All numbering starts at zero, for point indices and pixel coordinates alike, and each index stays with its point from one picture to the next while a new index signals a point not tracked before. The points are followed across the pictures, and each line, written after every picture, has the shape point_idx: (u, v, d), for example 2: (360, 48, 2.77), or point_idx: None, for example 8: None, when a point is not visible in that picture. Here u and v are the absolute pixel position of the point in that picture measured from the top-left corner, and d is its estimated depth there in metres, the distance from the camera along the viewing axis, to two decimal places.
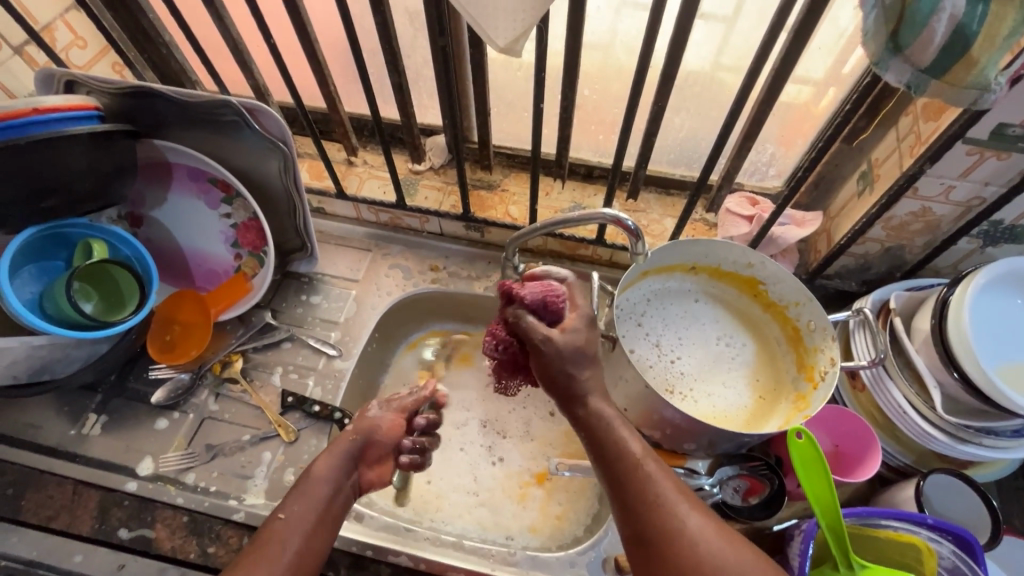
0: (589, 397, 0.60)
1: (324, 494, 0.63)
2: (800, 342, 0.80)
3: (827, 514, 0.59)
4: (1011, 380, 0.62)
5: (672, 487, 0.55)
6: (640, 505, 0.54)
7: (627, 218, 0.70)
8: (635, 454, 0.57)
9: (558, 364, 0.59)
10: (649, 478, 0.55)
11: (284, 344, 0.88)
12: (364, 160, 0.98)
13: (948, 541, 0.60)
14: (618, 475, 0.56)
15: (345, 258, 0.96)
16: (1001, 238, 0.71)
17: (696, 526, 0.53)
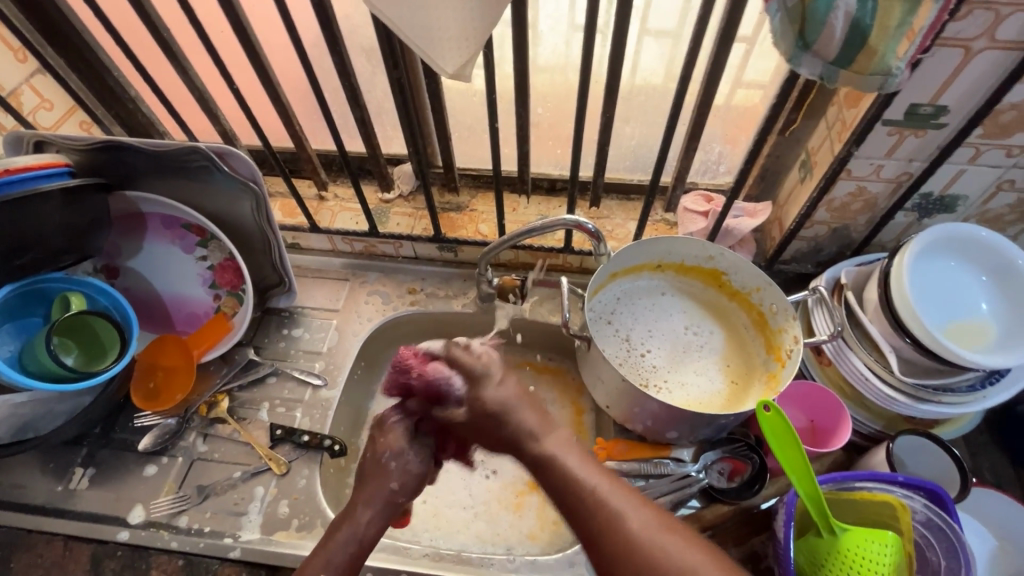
0: (529, 437, 0.62)
1: (362, 543, 0.63)
2: (765, 325, 0.84)
3: (803, 482, 0.61)
4: (960, 339, 0.66)
5: (617, 494, 0.56)
6: (586, 516, 0.56)
7: (588, 221, 0.75)
8: (574, 474, 0.58)
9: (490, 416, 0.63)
10: (598, 496, 0.56)
11: (269, 379, 0.89)
12: (334, 194, 1.01)
13: (920, 496, 0.63)
14: (581, 517, 0.56)
15: (324, 290, 0.99)
16: (933, 209, 0.76)
17: (640, 528, 0.53)
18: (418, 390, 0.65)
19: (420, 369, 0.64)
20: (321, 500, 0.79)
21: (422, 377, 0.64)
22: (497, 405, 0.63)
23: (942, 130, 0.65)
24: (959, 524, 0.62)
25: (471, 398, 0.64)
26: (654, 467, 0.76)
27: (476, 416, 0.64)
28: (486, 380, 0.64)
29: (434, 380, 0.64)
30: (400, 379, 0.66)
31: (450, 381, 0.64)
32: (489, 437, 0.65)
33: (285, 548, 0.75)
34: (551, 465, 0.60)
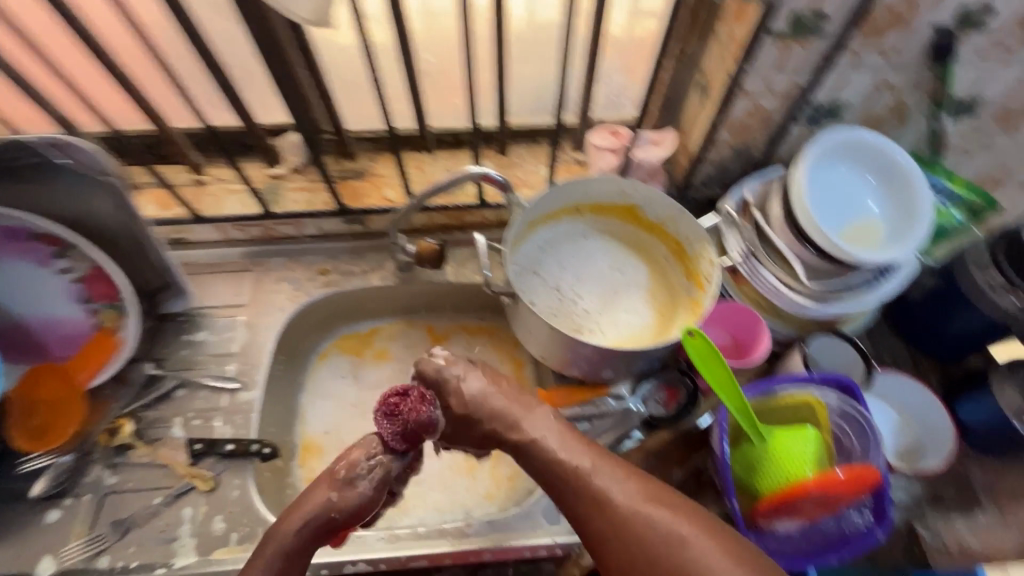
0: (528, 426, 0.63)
1: (289, 550, 0.60)
2: (683, 253, 0.86)
3: (732, 399, 0.64)
4: (856, 241, 0.70)
5: (625, 489, 0.57)
6: (593, 514, 0.56)
7: (495, 171, 0.72)
8: (581, 468, 0.59)
9: (467, 416, 0.65)
10: (581, 476, 0.58)
11: (177, 392, 0.80)
12: (215, 177, 0.90)
13: (834, 391, 0.68)
14: (573, 500, 0.58)
15: (223, 285, 0.90)
16: (824, 117, 0.78)
17: (623, 497, 0.56)
18: (409, 432, 0.67)
19: (413, 404, 0.67)
20: (260, 507, 0.73)
21: (415, 407, 0.66)
22: (486, 394, 0.65)
23: (824, 37, 0.66)
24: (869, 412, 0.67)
25: (450, 408, 0.66)
26: (595, 407, 0.78)
27: (457, 418, 0.66)
28: (471, 376, 0.66)
29: (418, 416, 0.66)
30: (394, 419, 0.67)
31: (433, 413, 0.67)
32: (482, 437, 0.66)
33: (227, 565, 0.69)
34: (552, 459, 0.60)
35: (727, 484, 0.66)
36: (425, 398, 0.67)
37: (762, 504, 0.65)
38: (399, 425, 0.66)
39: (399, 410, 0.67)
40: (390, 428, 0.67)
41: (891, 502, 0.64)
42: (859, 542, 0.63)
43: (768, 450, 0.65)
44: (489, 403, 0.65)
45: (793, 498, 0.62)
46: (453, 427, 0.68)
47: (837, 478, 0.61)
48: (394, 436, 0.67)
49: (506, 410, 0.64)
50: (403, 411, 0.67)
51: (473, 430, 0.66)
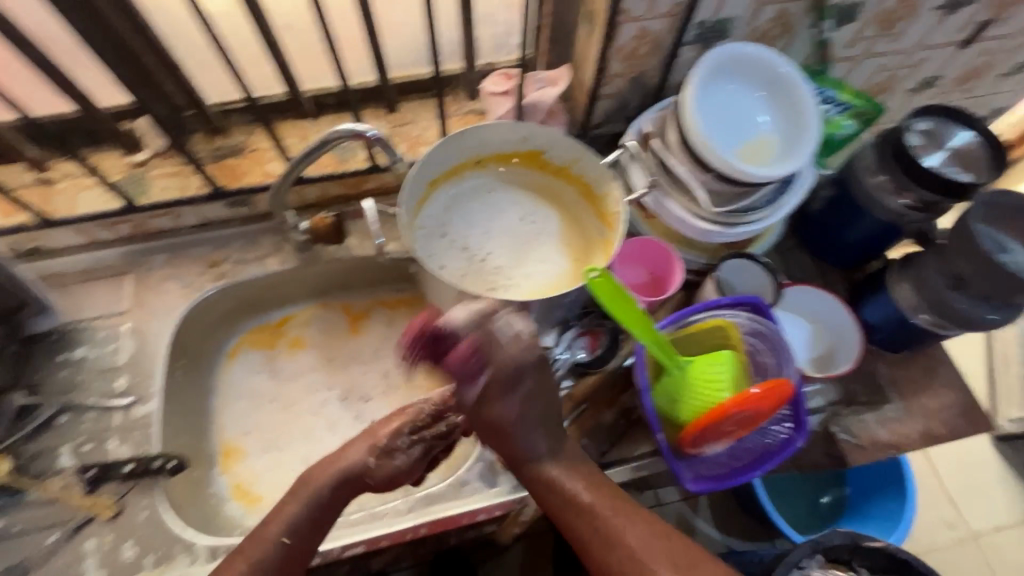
0: (536, 464, 0.63)
1: (315, 512, 0.61)
2: (592, 195, 0.83)
3: (647, 334, 0.63)
4: (752, 160, 0.69)
5: (616, 517, 0.59)
6: (584, 534, 0.60)
7: (367, 127, 0.66)
8: (577, 495, 0.61)
9: (503, 385, 0.60)
10: (566, 488, 0.62)
11: (60, 418, 0.72)
12: (64, 172, 0.80)
13: (744, 311, 0.69)
14: (560, 507, 0.62)
15: (98, 293, 0.80)
16: (712, 37, 0.76)
17: (606, 514, 0.60)
18: (437, 357, 0.61)
19: (454, 351, 0.58)
20: (173, 525, 0.67)
21: (455, 356, 0.58)
22: (518, 417, 0.62)
23: None
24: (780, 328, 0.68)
25: (491, 373, 0.59)
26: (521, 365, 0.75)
27: (496, 385, 0.59)
28: (517, 342, 0.59)
29: (455, 365, 0.58)
30: (424, 344, 0.60)
31: (478, 369, 0.59)
32: (495, 436, 0.64)
33: None
34: (548, 481, 0.62)
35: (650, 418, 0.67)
36: (468, 349, 0.58)
37: (684, 431, 0.65)
38: (427, 349, 0.60)
39: (439, 337, 0.59)
40: (416, 341, 0.60)
41: (806, 412, 0.67)
42: (778, 454, 0.66)
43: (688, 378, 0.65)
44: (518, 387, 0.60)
45: (712, 422, 0.62)
46: (483, 396, 0.61)
47: (750, 395, 0.60)
48: (411, 348, 0.60)
49: (533, 395, 0.61)
50: (438, 345, 0.60)
51: (497, 406, 0.61)
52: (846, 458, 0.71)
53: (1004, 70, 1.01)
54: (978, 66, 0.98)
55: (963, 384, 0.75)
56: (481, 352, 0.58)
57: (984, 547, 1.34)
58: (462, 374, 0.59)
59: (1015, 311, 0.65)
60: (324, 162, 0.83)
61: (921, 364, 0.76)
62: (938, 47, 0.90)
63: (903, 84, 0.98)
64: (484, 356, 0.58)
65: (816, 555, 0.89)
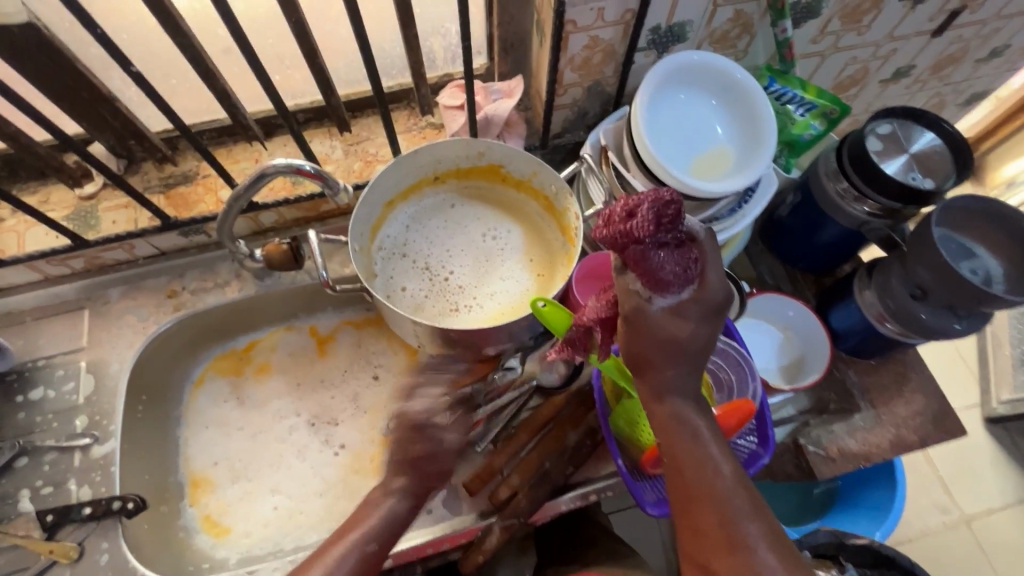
0: (679, 398, 0.51)
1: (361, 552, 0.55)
2: (554, 208, 0.80)
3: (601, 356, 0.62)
4: (707, 172, 0.67)
5: (748, 498, 0.48)
6: (706, 497, 0.48)
7: (303, 161, 0.63)
8: (715, 460, 0.49)
9: (669, 322, 0.48)
10: (718, 472, 0.48)
11: (19, 461, 0.71)
12: (11, 209, 0.78)
13: None
14: (690, 486, 0.49)
15: (55, 330, 0.79)
16: (668, 41, 0.73)
17: (752, 526, 0.47)
18: (637, 257, 0.45)
19: (681, 250, 0.47)
20: (136, 566, 0.67)
21: (671, 254, 0.46)
22: (693, 345, 0.49)
23: None
24: (739, 341, 0.68)
25: (699, 296, 0.48)
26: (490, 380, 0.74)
27: (697, 315, 0.49)
28: (702, 282, 0.49)
29: (673, 268, 0.46)
30: (661, 221, 0.44)
31: (683, 288, 0.48)
32: (644, 354, 0.50)
33: None
34: (690, 426, 0.50)
35: (609, 443, 0.64)
36: (695, 247, 0.48)
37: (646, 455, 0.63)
38: (662, 232, 0.45)
39: (664, 224, 0.44)
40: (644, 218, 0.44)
41: (773, 426, 0.65)
42: (746, 471, 0.64)
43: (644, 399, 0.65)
44: (687, 325, 0.48)
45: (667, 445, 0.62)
46: (649, 331, 0.49)
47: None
48: (650, 222, 0.44)
49: (687, 339, 0.49)
50: (666, 232, 0.45)
51: (658, 338, 0.48)
52: (816, 471, 0.70)
53: (981, 56, 0.98)
54: (952, 54, 0.95)
55: (936, 389, 0.74)
56: (701, 266, 0.48)
57: (978, 532, 1.33)
58: (664, 288, 0.47)
59: (979, 320, 0.63)
60: (277, 187, 0.81)
61: (893, 369, 0.75)
62: (909, 37, 0.87)
63: (875, 76, 0.95)
64: (701, 273, 0.48)
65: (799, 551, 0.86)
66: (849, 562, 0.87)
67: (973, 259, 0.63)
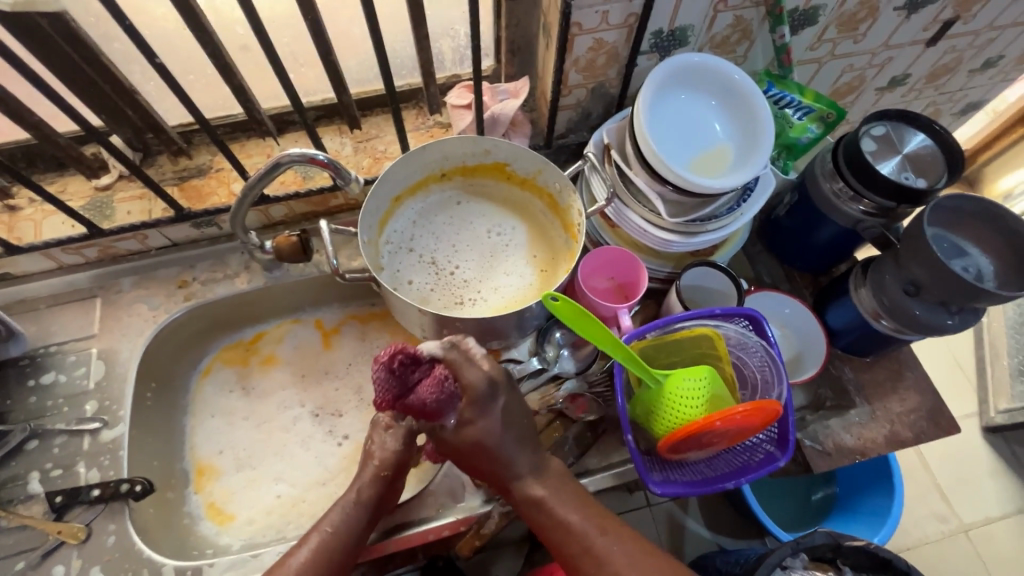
0: (521, 482, 0.61)
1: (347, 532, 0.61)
2: (557, 205, 0.82)
3: (616, 347, 0.62)
4: (706, 171, 0.69)
5: (603, 537, 0.58)
6: (573, 553, 0.59)
7: (317, 151, 0.65)
8: (566, 520, 0.60)
9: (466, 435, 0.59)
10: (572, 526, 0.59)
11: (29, 444, 0.73)
12: (29, 199, 0.81)
13: (736, 322, 0.68)
14: (559, 543, 0.60)
15: (67, 317, 0.80)
16: (670, 45, 0.75)
17: (612, 551, 0.57)
18: (404, 406, 0.58)
19: (429, 384, 0.56)
20: (141, 548, 0.68)
21: (424, 395, 0.57)
22: (498, 435, 0.60)
23: None
24: (773, 344, 0.67)
25: (467, 403, 0.58)
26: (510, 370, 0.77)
27: (475, 415, 0.59)
28: (469, 395, 0.58)
29: (433, 402, 0.57)
30: (396, 381, 0.56)
31: (451, 404, 0.58)
32: (471, 462, 0.61)
33: None
34: (539, 503, 0.61)
35: (623, 420, 0.66)
36: (441, 371, 0.57)
37: (663, 444, 0.63)
38: (406, 387, 0.56)
39: (404, 381, 0.56)
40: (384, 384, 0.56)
41: (793, 430, 0.66)
42: (757, 470, 0.65)
43: (664, 391, 0.65)
44: (480, 426, 0.59)
45: (685, 437, 0.61)
46: (454, 446, 0.61)
47: (735, 411, 0.59)
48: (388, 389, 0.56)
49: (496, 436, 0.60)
50: (409, 377, 0.56)
51: (463, 448, 0.60)
52: (811, 465, 0.71)
53: (975, 66, 1.00)
54: (947, 64, 0.97)
55: (930, 387, 0.75)
56: (459, 380, 0.58)
57: (976, 540, 1.32)
58: (437, 414, 0.58)
59: (971, 316, 0.65)
60: (288, 181, 0.83)
61: (888, 367, 0.77)
62: (904, 46, 0.89)
63: (872, 84, 0.98)
64: (461, 386, 0.58)
65: (799, 554, 0.85)
66: (847, 565, 0.86)
67: (964, 257, 0.65)
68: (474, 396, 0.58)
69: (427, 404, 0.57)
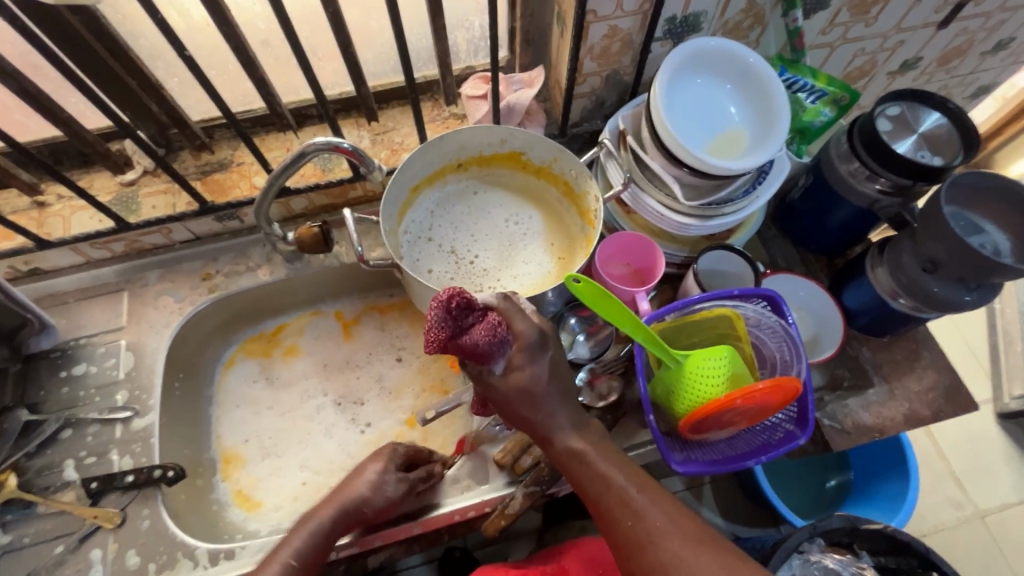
0: (563, 435, 0.61)
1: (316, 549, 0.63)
2: (574, 193, 0.83)
3: (637, 328, 0.63)
4: (723, 155, 0.69)
5: (641, 495, 0.57)
6: (608, 507, 0.57)
7: (342, 140, 0.67)
8: (606, 474, 0.59)
9: (511, 387, 0.58)
10: (612, 483, 0.58)
11: (63, 433, 0.75)
12: (57, 195, 0.82)
13: (756, 303, 0.70)
14: (596, 499, 0.58)
15: (96, 310, 0.82)
16: (683, 31, 0.76)
17: (649, 511, 0.56)
18: (456, 351, 0.53)
19: (485, 327, 0.53)
20: (175, 532, 0.70)
21: (481, 338, 0.53)
22: (545, 385, 0.59)
23: None
24: (791, 323, 0.68)
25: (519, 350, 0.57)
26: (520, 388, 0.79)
27: (525, 365, 0.58)
28: (520, 345, 0.57)
29: (488, 347, 0.54)
30: (454, 322, 0.51)
31: (503, 349, 0.56)
32: (514, 412, 0.60)
33: None
34: (580, 456, 0.60)
35: (644, 400, 0.67)
36: (495, 316, 0.55)
37: (682, 423, 0.65)
38: (462, 329, 0.52)
39: (461, 323, 0.52)
40: (439, 326, 0.51)
41: (813, 410, 0.67)
42: (779, 448, 0.66)
43: (684, 370, 0.66)
44: (529, 373, 0.58)
45: (706, 415, 0.62)
46: (500, 397, 0.59)
47: (755, 389, 0.59)
48: (446, 331, 0.51)
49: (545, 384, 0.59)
50: (464, 320, 0.52)
51: (510, 398, 0.59)
52: (831, 443, 0.72)
53: (987, 49, 1.00)
54: (959, 46, 0.98)
55: (949, 366, 0.76)
56: (510, 325, 0.57)
57: (993, 527, 1.32)
58: (490, 359, 0.55)
59: (989, 291, 0.65)
60: (308, 173, 0.84)
61: (906, 347, 0.77)
62: (915, 29, 0.90)
63: (883, 68, 0.98)
64: (512, 331, 0.57)
65: (815, 538, 0.85)
66: (865, 550, 0.87)
67: (981, 235, 0.65)
68: (526, 343, 0.58)
69: (484, 348, 0.53)
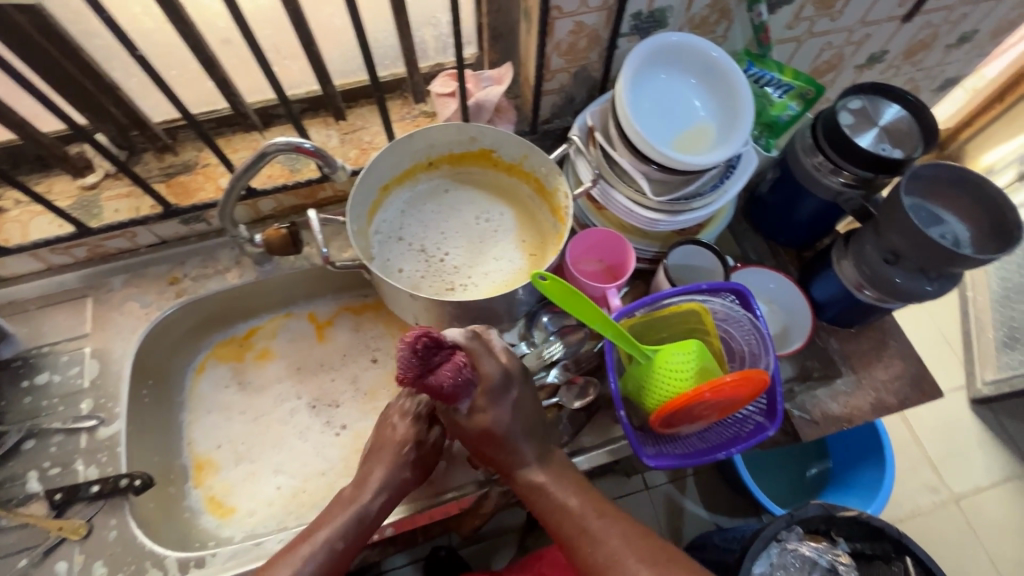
0: (525, 469, 0.62)
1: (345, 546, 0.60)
2: (544, 190, 0.83)
3: (606, 325, 0.63)
4: (690, 151, 0.69)
5: (600, 520, 0.58)
6: (569, 535, 0.58)
7: (304, 139, 0.66)
8: (566, 504, 0.59)
9: (474, 429, 0.60)
10: (572, 511, 0.59)
11: (25, 444, 0.73)
12: (15, 200, 0.80)
13: (722, 298, 0.70)
14: (557, 527, 0.59)
15: (59, 317, 0.80)
16: (649, 27, 0.76)
17: (609, 535, 0.56)
18: (423, 387, 0.57)
19: (449, 367, 0.57)
20: (142, 541, 0.68)
21: (444, 377, 0.57)
22: (508, 425, 0.60)
23: None
24: (759, 316, 0.69)
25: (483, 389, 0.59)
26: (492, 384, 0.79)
27: (488, 405, 0.59)
28: (482, 384, 0.59)
29: (452, 386, 0.57)
30: (418, 362, 0.55)
31: (468, 388, 0.59)
32: (481, 451, 0.62)
33: None
34: (539, 486, 0.61)
35: (615, 396, 0.68)
36: (461, 356, 0.58)
37: (653, 418, 0.65)
38: (426, 368, 0.56)
39: (426, 362, 0.56)
40: (407, 363, 0.56)
41: (781, 400, 0.67)
42: (749, 439, 0.67)
43: (653, 366, 0.66)
44: (488, 413, 0.59)
45: (675, 410, 0.62)
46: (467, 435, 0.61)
47: (723, 381, 0.60)
48: (410, 368, 0.55)
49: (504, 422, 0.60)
50: (431, 360, 0.57)
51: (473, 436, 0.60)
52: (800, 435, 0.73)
53: (951, 41, 1.02)
54: (924, 39, 0.99)
55: (914, 355, 0.77)
56: (477, 366, 0.59)
57: (967, 510, 1.35)
58: (454, 398, 0.58)
59: (950, 281, 0.66)
60: (275, 174, 0.83)
61: (872, 337, 0.78)
62: (880, 23, 0.91)
63: (850, 61, 0.99)
64: (478, 371, 0.59)
65: (794, 527, 0.85)
66: (841, 537, 0.88)
67: (941, 225, 0.67)
68: (491, 386, 0.59)
69: (448, 388, 0.57)
